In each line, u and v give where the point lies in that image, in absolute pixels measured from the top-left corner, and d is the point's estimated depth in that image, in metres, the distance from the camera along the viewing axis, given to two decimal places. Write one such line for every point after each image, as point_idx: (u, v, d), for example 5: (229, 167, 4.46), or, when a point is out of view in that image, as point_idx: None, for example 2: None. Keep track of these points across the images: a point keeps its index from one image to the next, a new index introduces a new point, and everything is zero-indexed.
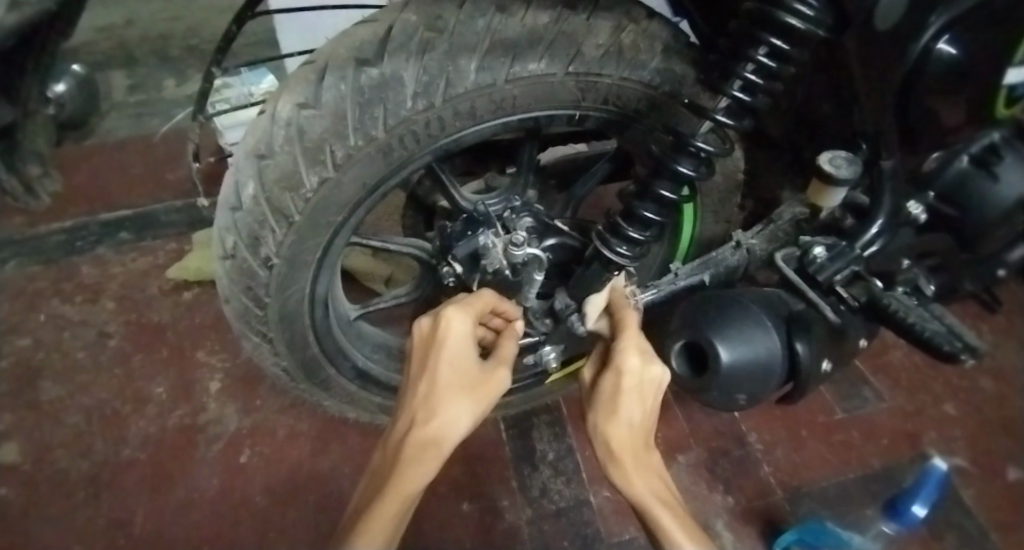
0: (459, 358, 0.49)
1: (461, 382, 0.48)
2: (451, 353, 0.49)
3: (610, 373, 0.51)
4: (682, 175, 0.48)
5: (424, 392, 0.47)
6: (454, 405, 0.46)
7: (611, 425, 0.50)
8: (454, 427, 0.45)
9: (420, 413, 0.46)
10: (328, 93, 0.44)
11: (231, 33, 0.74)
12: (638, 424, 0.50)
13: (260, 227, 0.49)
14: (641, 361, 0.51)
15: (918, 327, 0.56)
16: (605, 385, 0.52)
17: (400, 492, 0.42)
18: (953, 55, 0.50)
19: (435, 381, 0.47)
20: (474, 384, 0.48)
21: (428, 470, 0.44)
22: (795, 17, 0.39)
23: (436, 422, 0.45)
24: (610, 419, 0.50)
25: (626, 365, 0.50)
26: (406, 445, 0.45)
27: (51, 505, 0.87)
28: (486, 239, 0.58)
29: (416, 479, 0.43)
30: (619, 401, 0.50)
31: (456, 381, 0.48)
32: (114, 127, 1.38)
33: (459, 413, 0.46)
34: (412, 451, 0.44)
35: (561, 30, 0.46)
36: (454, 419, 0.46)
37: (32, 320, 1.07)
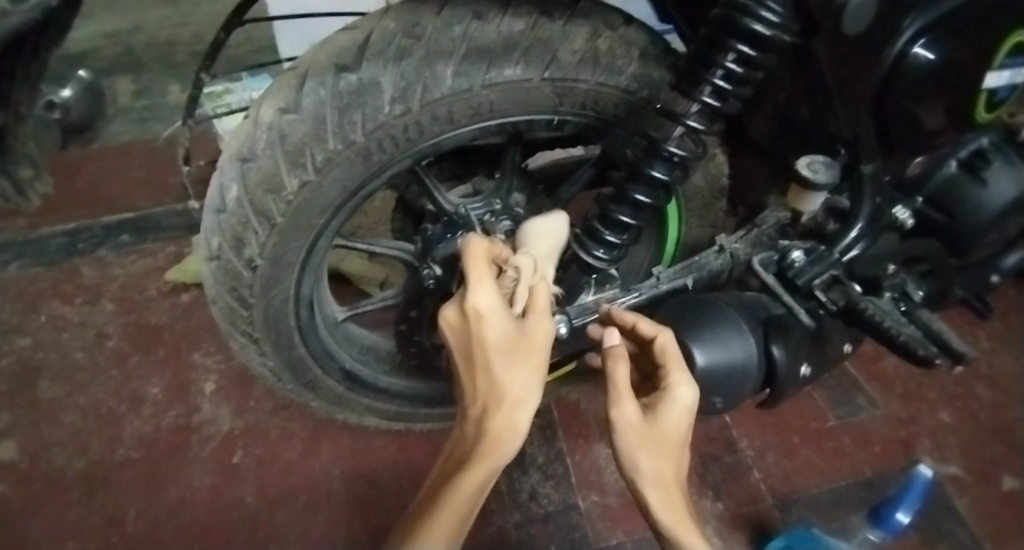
0: (499, 334, 0.43)
1: (509, 349, 0.43)
2: (484, 325, 0.43)
3: (667, 404, 0.48)
4: (655, 179, 0.49)
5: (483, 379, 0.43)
6: (507, 375, 0.43)
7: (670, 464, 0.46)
8: (526, 403, 0.43)
9: (491, 400, 0.42)
10: (308, 98, 0.45)
11: (220, 39, 0.75)
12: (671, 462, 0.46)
13: (243, 229, 0.50)
14: (696, 393, 0.49)
15: (894, 333, 0.56)
16: (669, 419, 0.47)
17: (470, 489, 0.41)
18: (930, 61, 0.50)
19: (490, 363, 0.43)
20: (521, 351, 0.44)
21: (516, 440, 0.42)
22: (760, 23, 0.40)
23: (511, 407, 0.42)
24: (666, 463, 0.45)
25: (678, 394, 0.48)
26: (487, 430, 0.42)
27: (46, 501, 0.88)
28: (464, 241, 0.59)
29: (501, 452, 0.41)
30: (679, 437, 0.47)
31: (503, 351, 0.43)
32: (119, 132, 1.41)
33: (527, 385, 0.43)
34: (493, 439, 0.41)
35: (536, 37, 0.47)
36: (527, 399, 0.43)
37: (33, 320, 1.09)
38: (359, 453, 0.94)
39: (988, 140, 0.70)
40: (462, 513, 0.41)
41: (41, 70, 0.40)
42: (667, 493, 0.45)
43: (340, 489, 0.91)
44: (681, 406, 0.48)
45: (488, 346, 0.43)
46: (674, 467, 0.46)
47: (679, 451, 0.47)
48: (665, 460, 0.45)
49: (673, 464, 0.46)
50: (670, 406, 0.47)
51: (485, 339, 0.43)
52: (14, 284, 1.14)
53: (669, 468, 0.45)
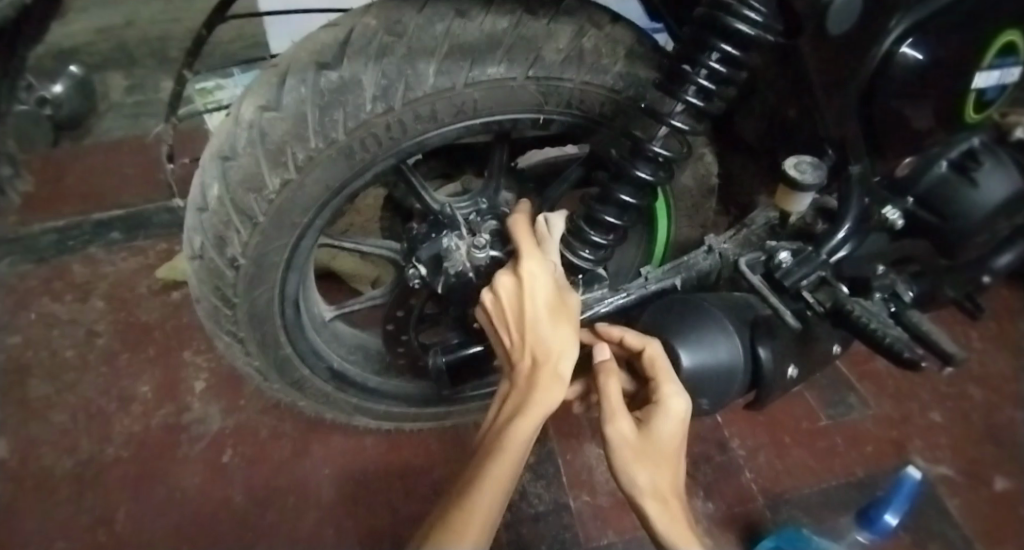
0: (545, 295, 0.49)
1: (552, 306, 0.49)
2: (533, 284, 0.49)
3: (662, 415, 0.47)
4: (640, 179, 0.48)
5: (531, 335, 0.48)
6: (551, 330, 0.48)
7: (669, 471, 0.46)
8: (568, 352, 0.48)
9: (538, 350, 0.47)
10: (288, 95, 0.44)
11: (204, 35, 0.74)
12: (671, 468, 0.46)
13: (224, 228, 0.50)
14: (687, 404, 0.48)
15: (879, 334, 0.55)
16: (663, 431, 0.47)
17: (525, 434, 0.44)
18: (917, 61, 0.50)
19: (537, 321, 0.48)
20: (563, 312, 0.50)
21: (563, 388, 0.46)
22: (744, 23, 0.39)
23: (556, 356, 0.47)
24: (665, 474, 0.46)
25: (671, 407, 0.48)
26: (536, 381, 0.46)
27: (34, 500, 0.87)
28: (449, 241, 0.58)
29: (550, 399, 0.46)
30: (675, 447, 0.47)
31: (548, 307, 0.49)
32: (111, 128, 1.40)
33: (568, 336, 0.48)
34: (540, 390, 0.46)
35: (520, 35, 0.46)
36: (568, 350, 0.48)
37: (22, 318, 1.08)
38: (349, 452, 0.94)
39: (979, 141, 0.69)
40: (517, 461, 0.44)
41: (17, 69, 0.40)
42: (667, 503, 0.45)
43: (331, 488, 0.90)
44: (673, 419, 0.47)
45: (536, 304, 0.49)
46: (674, 475, 0.47)
47: (675, 461, 0.47)
48: (662, 472, 0.46)
49: (671, 474, 0.46)
50: (661, 419, 0.47)
51: (534, 296, 0.49)
52: (3, 282, 1.13)
53: (667, 479, 0.46)
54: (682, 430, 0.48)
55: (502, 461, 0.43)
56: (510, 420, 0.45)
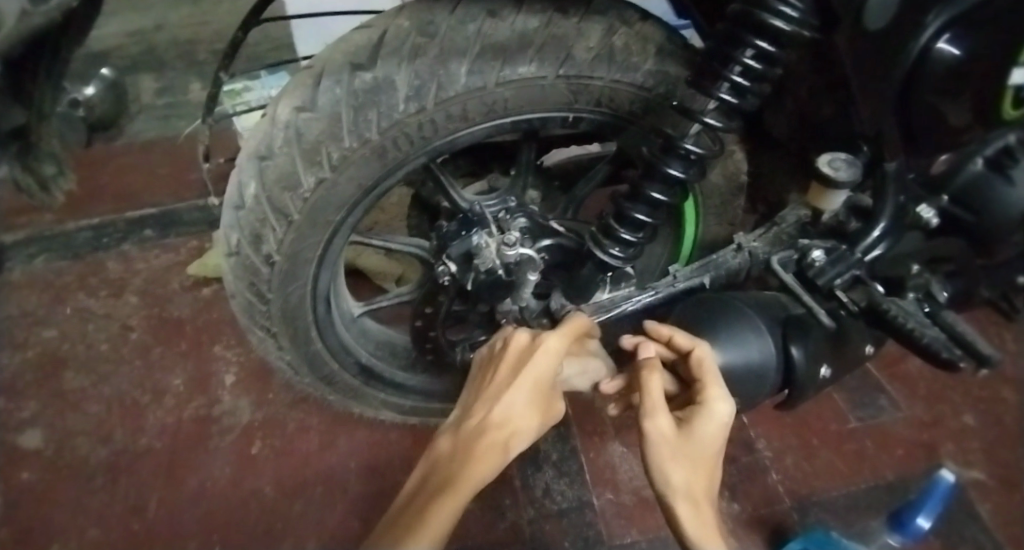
0: (544, 377, 0.51)
1: (541, 386, 0.51)
2: (540, 359, 0.52)
3: (704, 419, 0.48)
4: (671, 177, 0.48)
5: (506, 397, 0.50)
6: (526, 406, 0.50)
7: (700, 478, 0.46)
8: (525, 435, 0.50)
9: (501, 412, 0.50)
10: (324, 97, 0.45)
11: (238, 37, 0.75)
12: (704, 480, 0.47)
13: (261, 226, 0.51)
14: (732, 408, 0.48)
15: (917, 334, 0.54)
16: (703, 435, 0.47)
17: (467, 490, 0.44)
18: (955, 56, 0.49)
19: (518, 393, 0.50)
20: (545, 402, 0.52)
21: (506, 460, 0.48)
22: (780, 19, 0.39)
23: (514, 426, 0.49)
24: (698, 475, 0.46)
25: (716, 411, 0.48)
26: (488, 438, 0.48)
27: (72, 489, 0.91)
28: (480, 238, 0.59)
29: (494, 464, 0.47)
30: (711, 455, 0.47)
31: (538, 386, 0.51)
32: (143, 128, 1.43)
33: (532, 424, 0.50)
34: (487, 451, 0.47)
35: (551, 34, 0.46)
36: (527, 428, 0.50)
37: (59, 312, 1.12)
38: (375, 446, 0.95)
39: None
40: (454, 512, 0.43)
41: (62, 69, 0.42)
42: (698, 506, 0.46)
43: (358, 482, 0.92)
44: (715, 422, 0.48)
45: (529, 376, 0.51)
46: (707, 483, 0.47)
47: (711, 465, 0.47)
48: (697, 475, 0.46)
49: (704, 482, 0.47)
50: (704, 420, 0.48)
51: (535, 369, 0.51)
52: (41, 277, 1.17)
53: (702, 482, 0.46)
54: (721, 438, 0.48)
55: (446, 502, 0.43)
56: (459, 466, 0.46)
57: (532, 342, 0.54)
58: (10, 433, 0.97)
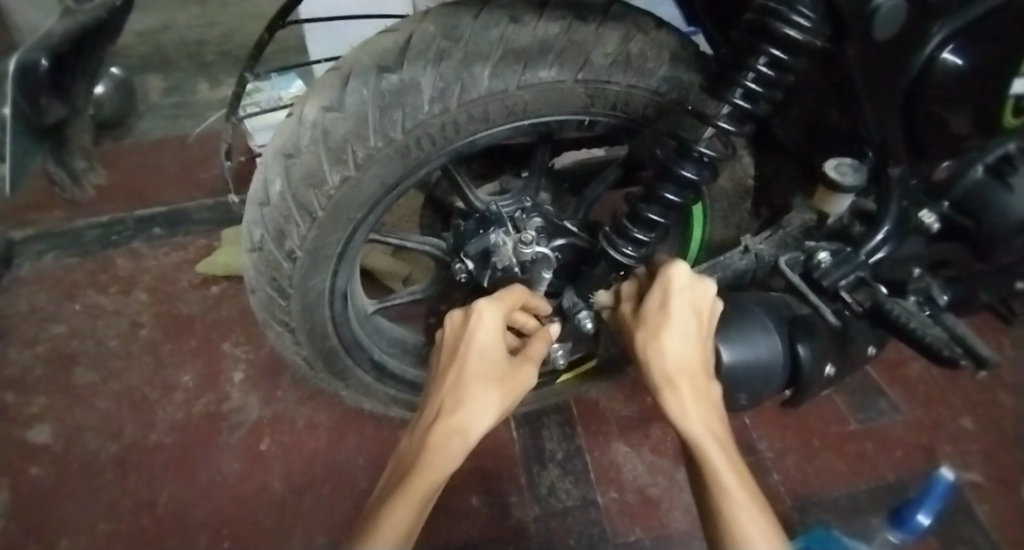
0: (488, 348, 0.53)
1: (488, 363, 0.52)
2: (479, 333, 0.53)
3: (658, 285, 0.54)
4: (685, 178, 0.50)
5: (454, 379, 0.51)
6: (479, 389, 0.50)
7: (663, 336, 0.52)
8: (481, 416, 0.49)
9: (450, 400, 0.50)
10: (351, 97, 0.47)
11: (264, 39, 0.77)
12: (686, 339, 0.52)
13: (285, 222, 0.52)
14: (685, 269, 0.53)
15: (919, 333, 0.56)
16: (653, 296, 0.54)
17: (430, 478, 0.45)
18: (956, 65, 0.51)
19: (464, 372, 0.51)
20: (499, 375, 0.52)
21: (462, 443, 0.48)
22: (793, 28, 0.40)
23: (465, 410, 0.49)
24: (661, 334, 0.52)
25: (671, 274, 0.53)
26: (437, 427, 0.48)
27: (81, 483, 0.92)
28: (497, 237, 0.61)
29: (447, 453, 0.47)
30: (671, 307, 0.52)
31: (484, 364, 0.52)
32: (151, 127, 1.44)
33: (489, 403, 0.50)
34: (440, 436, 0.48)
35: (571, 40, 0.48)
36: (481, 409, 0.49)
37: (69, 308, 1.13)
38: (382, 443, 0.96)
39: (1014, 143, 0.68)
40: (418, 506, 0.45)
41: (95, 65, 0.43)
42: (662, 354, 0.51)
43: (366, 479, 0.93)
44: (672, 282, 0.53)
45: (472, 354, 0.52)
46: (678, 331, 0.52)
47: (680, 323, 0.52)
48: (656, 330, 0.52)
49: (671, 330, 0.52)
50: (660, 285, 0.54)
51: (474, 345, 0.53)
52: (51, 275, 1.18)
53: (665, 337, 0.52)
54: (680, 292, 0.53)
55: (397, 500, 0.44)
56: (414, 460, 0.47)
57: (467, 311, 0.54)
58: (20, 427, 0.98)
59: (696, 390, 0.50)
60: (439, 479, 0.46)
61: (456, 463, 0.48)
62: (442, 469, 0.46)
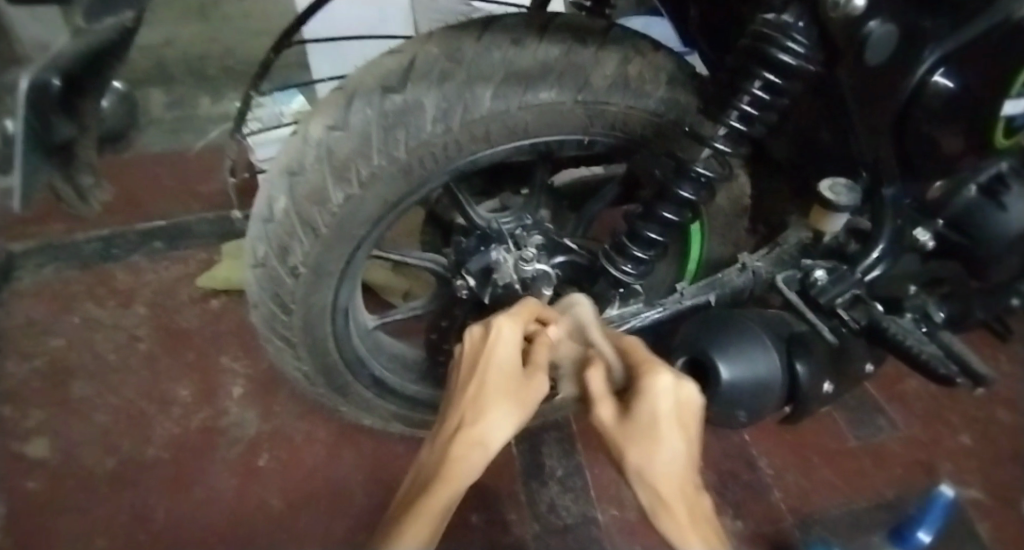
0: (508, 361, 0.51)
1: (507, 377, 0.50)
2: (498, 348, 0.52)
3: (643, 396, 0.46)
4: (683, 198, 0.51)
5: (475, 393, 0.50)
6: (497, 403, 0.49)
7: (653, 456, 0.44)
8: (498, 431, 0.47)
9: (469, 413, 0.48)
10: (356, 117, 0.48)
11: (271, 58, 0.78)
12: (682, 460, 0.44)
13: (289, 238, 0.53)
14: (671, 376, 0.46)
15: (916, 350, 0.58)
16: (638, 409, 0.46)
17: (448, 491, 0.44)
18: (947, 90, 0.52)
19: (484, 384, 0.50)
20: (521, 390, 0.50)
21: (481, 457, 0.46)
22: (786, 54, 0.42)
23: (483, 422, 0.47)
24: (652, 453, 0.44)
25: (660, 384, 0.46)
26: (455, 442, 0.47)
27: (75, 498, 0.91)
28: (498, 254, 0.62)
29: (465, 470, 0.45)
30: (659, 426, 0.45)
31: (502, 378, 0.50)
32: (152, 142, 1.45)
33: (508, 417, 0.48)
34: (459, 451, 0.46)
35: (570, 62, 0.50)
36: (500, 422, 0.48)
37: (67, 321, 1.13)
38: (382, 459, 0.96)
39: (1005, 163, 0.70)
40: (433, 523, 0.43)
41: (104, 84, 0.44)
42: (653, 479, 0.43)
43: (364, 494, 0.92)
44: (658, 394, 0.46)
45: (491, 367, 0.50)
46: (669, 450, 0.44)
47: (667, 436, 0.45)
48: (646, 448, 0.44)
49: (662, 452, 0.44)
50: (648, 395, 0.46)
51: (493, 358, 0.51)
52: (50, 288, 1.18)
53: (656, 457, 0.44)
54: (666, 411, 0.45)
55: (415, 520, 0.43)
56: (433, 477, 0.46)
57: (486, 324, 0.53)
58: (15, 441, 0.98)
59: (692, 511, 0.44)
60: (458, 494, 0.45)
61: (475, 478, 0.46)
62: (463, 483, 0.45)
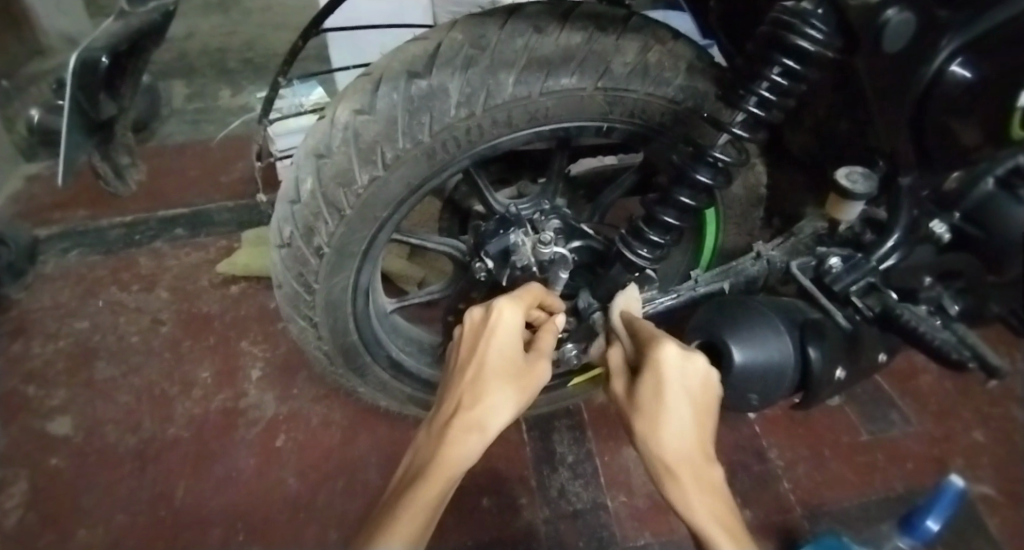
0: (507, 345, 0.52)
1: (504, 361, 0.51)
2: (499, 332, 0.52)
3: (649, 371, 0.49)
4: (700, 182, 0.52)
5: (475, 374, 0.50)
6: (497, 386, 0.49)
7: (658, 429, 0.46)
8: (496, 413, 0.48)
9: (468, 396, 0.49)
10: (382, 101, 0.50)
11: (298, 46, 0.80)
12: (690, 430, 0.46)
13: (314, 219, 0.55)
14: (675, 348, 0.48)
15: (929, 336, 0.56)
16: (645, 383, 0.49)
17: (445, 475, 0.44)
18: (965, 79, 0.53)
19: (484, 366, 0.51)
20: (520, 372, 0.51)
21: (478, 439, 0.46)
22: (806, 40, 0.42)
23: (482, 405, 0.48)
24: (656, 425, 0.46)
25: (664, 357, 0.48)
26: (452, 425, 0.47)
27: (98, 475, 0.94)
28: (517, 237, 0.63)
29: (463, 451, 0.45)
30: (665, 396, 0.47)
31: (501, 362, 0.51)
32: (174, 132, 1.48)
33: (506, 398, 0.49)
34: (457, 433, 0.46)
35: (591, 49, 0.51)
36: (498, 406, 0.48)
37: (91, 305, 1.16)
38: (396, 442, 0.98)
39: None
40: (431, 507, 0.43)
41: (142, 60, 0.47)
42: (660, 449, 0.46)
43: (378, 475, 0.94)
44: (664, 366, 0.48)
45: (491, 350, 0.51)
46: (673, 420, 0.46)
47: (671, 406, 0.46)
48: (653, 422, 0.47)
49: (668, 422, 0.46)
50: (654, 368, 0.48)
51: (494, 340, 0.52)
52: (74, 272, 1.22)
53: (663, 431, 0.46)
54: (672, 379, 0.47)
55: (412, 505, 0.42)
56: (431, 460, 0.45)
57: (488, 306, 0.54)
58: (41, 419, 1.01)
59: (699, 477, 0.44)
60: (456, 476, 0.45)
61: (471, 462, 0.46)
62: (459, 465, 0.45)
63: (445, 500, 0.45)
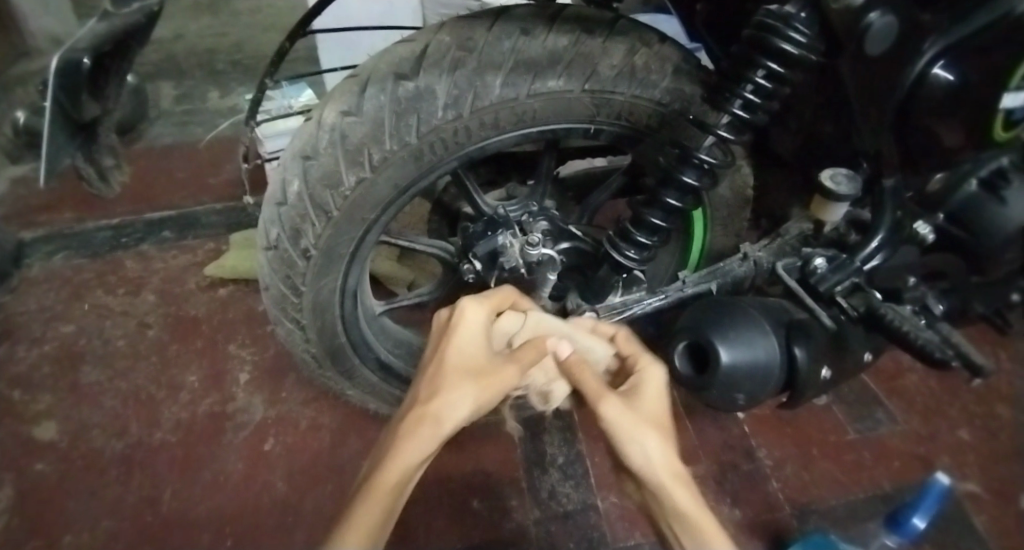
0: (468, 344, 0.51)
1: (467, 358, 0.50)
2: (463, 333, 0.51)
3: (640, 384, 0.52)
4: (687, 184, 0.52)
5: (433, 372, 0.49)
6: (456, 381, 0.48)
7: (649, 436, 0.46)
8: (456, 408, 0.46)
9: (427, 391, 0.48)
10: (369, 103, 0.49)
11: (286, 48, 0.79)
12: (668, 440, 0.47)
13: (301, 221, 0.54)
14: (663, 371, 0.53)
15: (912, 336, 0.57)
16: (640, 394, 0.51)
17: (399, 469, 0.42)
18: (946, 81, 0.53)
19: (444, 363, 0.49)
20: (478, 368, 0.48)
21: (432, 434, 0.45)
22: (788, 43, 0.43)
23: (439, 399, 0.46)
24: (646, 431, 0.46)
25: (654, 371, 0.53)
26: (410, 421, 0.45)
27: (83, 480, 0.92)
28: (505, 239, 0.63)
29: (417, 446, 0.44)
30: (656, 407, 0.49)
31: (462, 359, 0.50)
32: (162, 133, 1.47)
33: (465, 393, 0.47)
34: (412, 427, 0.45)
35: (578, 51, 0.51)
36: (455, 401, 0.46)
37: (76, 308, 1.15)
38: None
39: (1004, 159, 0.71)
40: (384, 504, 0.42)
41: (126, 59, 0.47)
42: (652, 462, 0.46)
43: None
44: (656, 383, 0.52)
45: (453, 347, 0.50)
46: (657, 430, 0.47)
47: (658, 416, 0.48)
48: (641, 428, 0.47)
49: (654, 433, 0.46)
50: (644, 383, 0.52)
51: (459, 340, 0.51)
52: (59, 275, 1.20)
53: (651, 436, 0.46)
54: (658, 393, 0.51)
55: (368, 500, 0.41)
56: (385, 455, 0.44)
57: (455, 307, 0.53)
58: (25, 424, 0.99)
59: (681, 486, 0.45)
60: (411, 472, 0.43)
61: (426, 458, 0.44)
62: (413, 459, 0.43)
63: (400, 499, 0.43)
